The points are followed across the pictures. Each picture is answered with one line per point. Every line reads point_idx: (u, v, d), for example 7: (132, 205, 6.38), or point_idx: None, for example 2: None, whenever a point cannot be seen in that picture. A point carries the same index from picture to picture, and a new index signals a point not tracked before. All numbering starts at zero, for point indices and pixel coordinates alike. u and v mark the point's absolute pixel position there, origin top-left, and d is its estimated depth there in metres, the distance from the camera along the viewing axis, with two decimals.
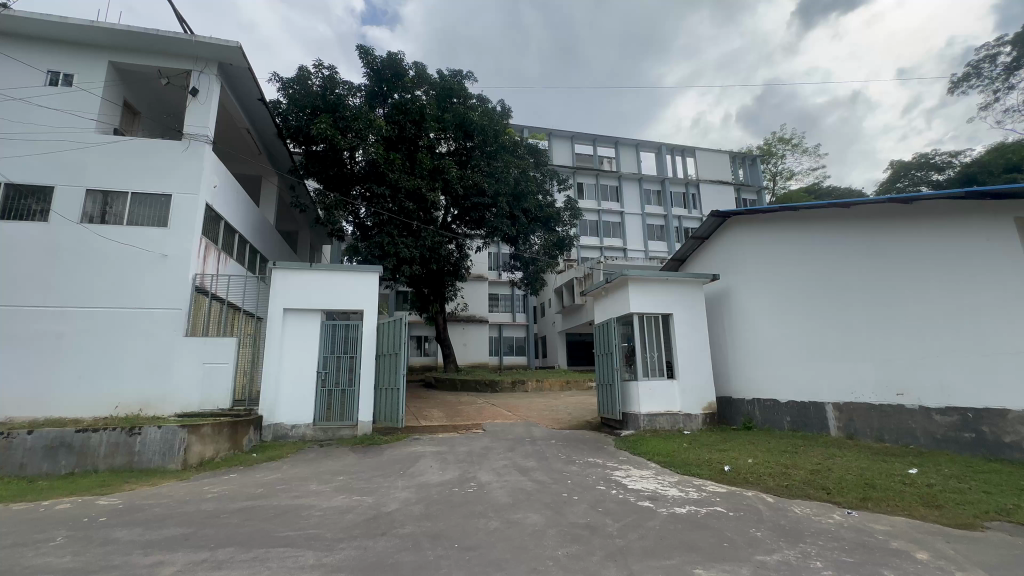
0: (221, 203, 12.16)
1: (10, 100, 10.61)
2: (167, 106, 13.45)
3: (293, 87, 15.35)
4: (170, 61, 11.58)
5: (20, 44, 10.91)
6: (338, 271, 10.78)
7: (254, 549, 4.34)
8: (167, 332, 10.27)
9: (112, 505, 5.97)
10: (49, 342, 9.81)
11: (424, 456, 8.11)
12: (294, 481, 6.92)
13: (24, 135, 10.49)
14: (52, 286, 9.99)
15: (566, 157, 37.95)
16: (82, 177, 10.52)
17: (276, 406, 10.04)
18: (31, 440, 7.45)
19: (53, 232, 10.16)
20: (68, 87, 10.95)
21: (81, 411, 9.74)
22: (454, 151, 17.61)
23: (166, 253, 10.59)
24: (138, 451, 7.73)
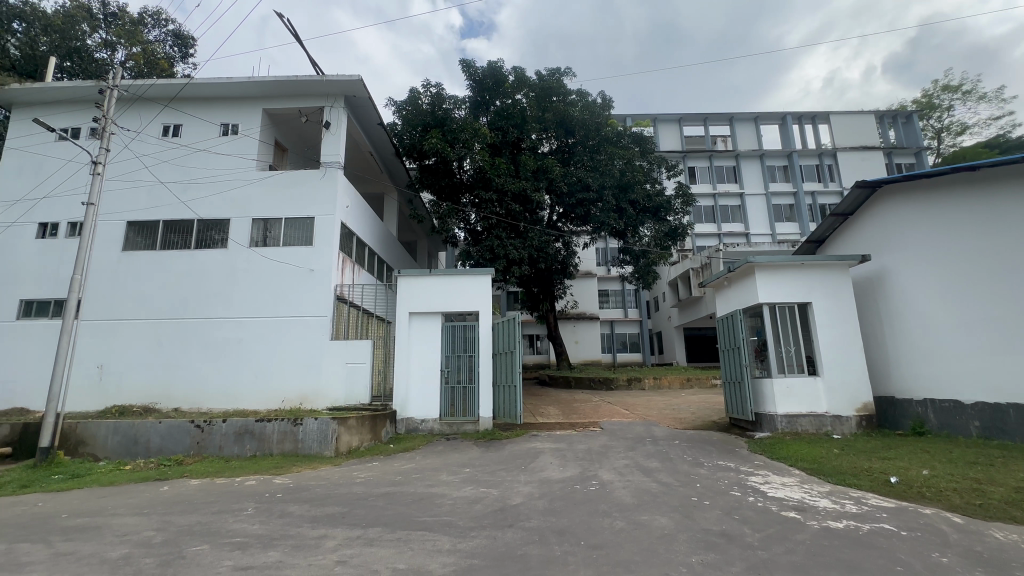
0: (353, 221, 13.69)
1: (197, 151, 13.05)
2: (307, 141, 15.50)
3: (406, 108, 16.65)
4: (307, 101, 13.33)
5: (200, 105, 13.34)
6: (455, 275, 11.45)
7: (398, 530, 4.80)
8: (317, 336, 11.84)
9: (286, 484, 7.05)
10: (233, 347, 11.90)
11: (544, 453, 8.25)
12: (427, 470, 7.51)
13: (207, 179, 12.86)
14: (232, 300, 12.13)
15: (675, 142, 35.80)
16: (250, 209, 12.62)
17: (407, 402, 10.98)
18: (225, 427, 9.08)
19: (232, 256, 12.34)
20: (235, 135, 13.17)
21: (259, 404, 11.64)
22: (556, 150, 17.77)
23: (312, 268, 12.18)
24: (301, 439, 9.01)
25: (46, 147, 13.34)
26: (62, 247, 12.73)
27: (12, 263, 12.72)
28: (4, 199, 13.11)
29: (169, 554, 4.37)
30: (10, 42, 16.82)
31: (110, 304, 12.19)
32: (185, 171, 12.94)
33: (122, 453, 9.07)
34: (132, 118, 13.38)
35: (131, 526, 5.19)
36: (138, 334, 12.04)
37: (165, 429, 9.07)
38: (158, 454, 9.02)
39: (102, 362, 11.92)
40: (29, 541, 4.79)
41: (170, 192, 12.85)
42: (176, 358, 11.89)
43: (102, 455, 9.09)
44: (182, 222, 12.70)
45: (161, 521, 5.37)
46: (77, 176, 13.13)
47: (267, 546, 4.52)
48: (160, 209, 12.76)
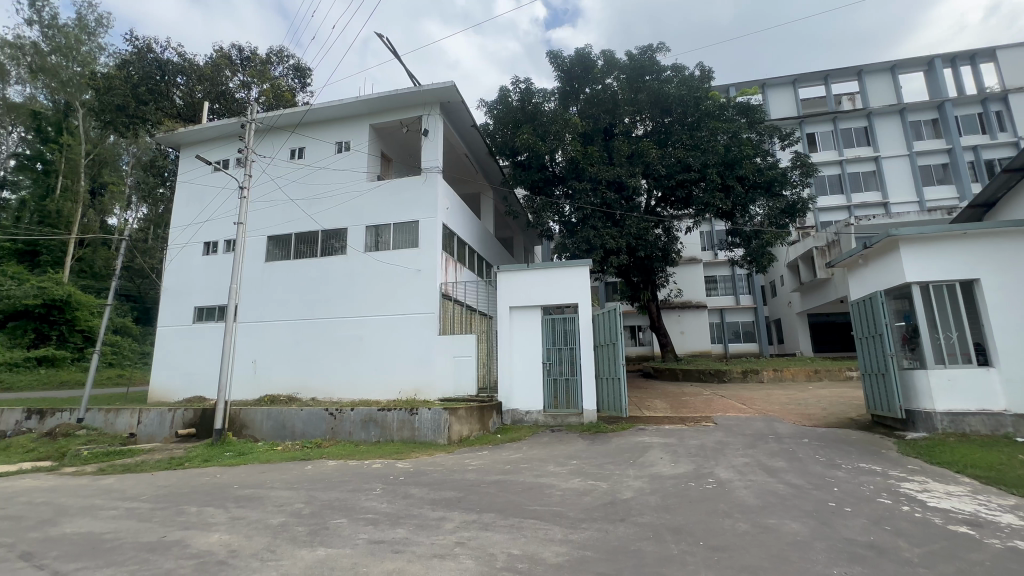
0: (454, 222, 14.40)
1: (318, 169, 14.63)
2: (409, 150, 16.56)
3: (497, 108, 16.98)
4: (407, 112, 14.22)
5: (318, 128, 14.91)
6: (552, 269, 11.49)
7: (510, 517, 4.96)
8: (427, 332, 12.65)
9: (406, 468, 7.67)
10: (356, 343, 13.19)
11: (653, 447, 7.95)
12: (534, 461, 7.65)
13: (328, 193, 14.35)
14: (353, 301, 13.43)
15: (789, 107, 32.12)
16: (363, 218, 13.86)
17: (511, 394, 11.28)
18: (353, 415, 10.11)
19: (350, 261, 13.67)
20: (348, 151, 14.50)
21: (379, 395, 12.76)
22: (652, 131, 16.98)
23: (419, 269, 13.02)
24: (417, 427, 9.72)
25: (206, 179, 15.88)
26: (221, 261, 15.11)
27: (187, 276, 15.40)
28: (179, 225, 15.91)
29: (316, 525, 4.99)
30: (176, 92, 19.73)
31: (258, 308, 14.21)
32: (309, 188, 14.57)
33: (274, 436, 10.51)
34: (267, 146, 15.38)
35: (285, 498, 6.02)
36: (280, 333, 13.87)
37: (306, 415, 10.37)
38: (301, 437, 10.33)
39: (255, 358, 13.95)
40: (213, 506, 5.79)
41: (299, 208, 14.57)
42: (311, 353, 13.49)
43: (260, 436, 10.62)
44: (309, 234, 14.36)
45: (307, 495, 6.15)
46: (230, 200, 15.47)
47: (395, 523, 4.95)
48: (292, 223, 14.53)
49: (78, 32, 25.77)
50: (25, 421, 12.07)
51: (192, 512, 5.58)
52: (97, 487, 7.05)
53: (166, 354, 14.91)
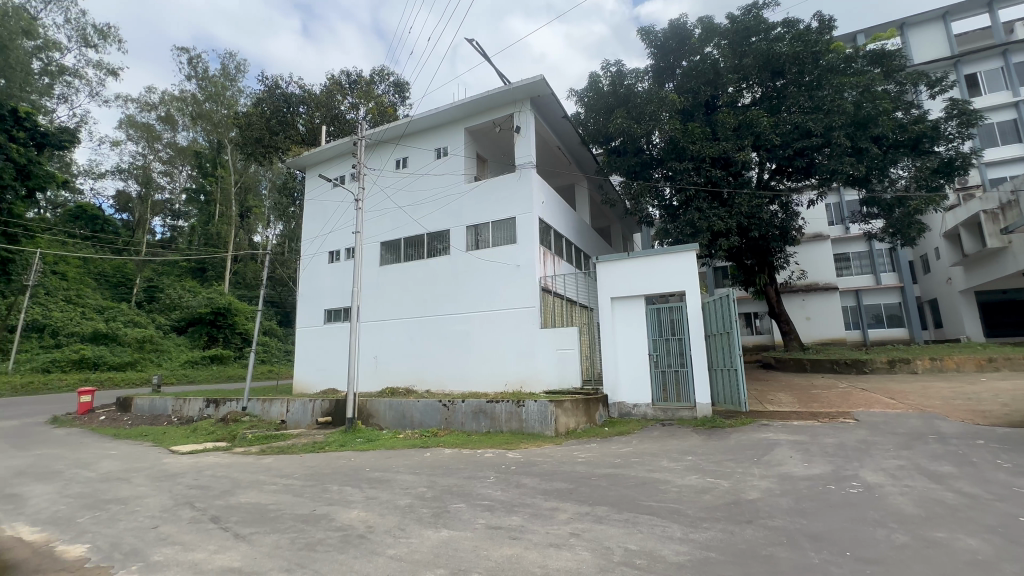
0: (550, 215, 14.44)
1: (420, 176, 15.58)
2: (502, 148, 16.94)
3: (587, 95, 16.51)
4: (499, 112, 14.53)
5: (418, 137, 15.89)
6: (655, 256, 11.01)
7: (625, 512, 4.86)
8: (529, 326, 12.87)
9: (517, 458, 7.89)
10: (463, 338, 13.88)
11: (781, 445, 7.25)
12: (646, 456, 7.41)
13: (430, 198, 15.22)
14: (458, 298, 14.12)
15: (938, 48, 27.07)
16: (463, 218, 14.48)
17: (618, 386, 11.04)
18: (464, 407, 10.65)
19: (454, 260, 14.38)
20: (446, 156, 15.23)
21: (487, 387, 13.29)
22: (762, 98, 15.41)
23: (518, 264, 13.27)
24: (524, 418, 9.95)
25: (328, 195, 17.78)
26: (344, 267, 16.81)
27: (317, 283, 17.41)
28: (308, 238, 18.04)
29: (439, 507, 5.36)
30: (299, 121, 22.28)
31: (377, 308, 15.59)
32: (414, 195, 15.58)
33: (396, 425, 11.44)
34: (376, 160, 16.77)
35: (409, 482, 6.54)
36: (396, 331, 15.08)
37: (423, 406, 11.15)
38: (419, 426, 11.13)
39: (376, 354, 15.34)
40: (351, 485, 6.51)
41: (406, 214, 15.66)
42: (424, 348, 14.48)
43: (384, 425, 11.64)
44: (416, 238, 15.38)
45: (429, 480, 6.63)
46: (347, 212, 17.13)
47: (510, 511, 5.13)
48: (401, 229, 15.68)
49: (224, 79, 30.34)
50: (205, 409, 14.56)
51: (335, 490, 6.34)
52: (261, 465, 8.30)
53: (305, 351, 17.03)
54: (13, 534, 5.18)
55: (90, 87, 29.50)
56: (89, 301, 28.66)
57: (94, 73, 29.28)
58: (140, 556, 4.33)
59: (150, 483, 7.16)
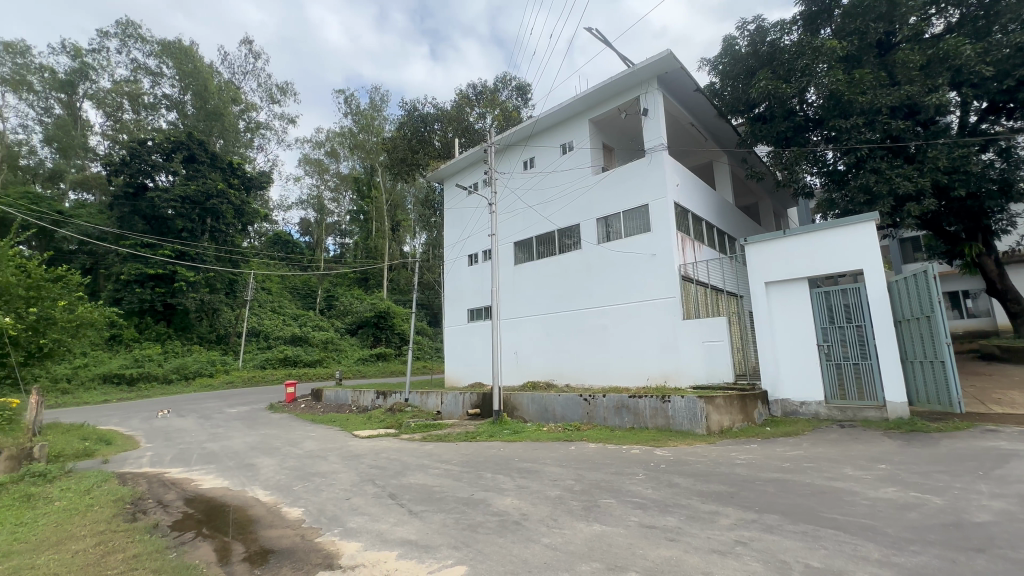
0: (686, 198, 13.47)
1: (548, 173, 15.81)
2: (629, 134, 16.31)
3: (722, 62, 15.02)
4: (624, 97, 14.01)
5: (544, 135, 16.14)
6: (819, 232, 9.54)
7: (802, 523, 4.28)
8: (669, 317, 12.19)
9: (667, 456, 7.51)
10: (599, 331, 13.74)
11: (1019, 457, 5.70)
12: (823, 461, 6.46)
13: (559, 194, 15.34)
14: (592, 292, 14.02)
15: None
16: (593, 211, 14.32)
17: (779, 382, 9.82)
18: (606, 401, 10.51)
19: (586, 254, 14.31)
20: (572, 150, 15.21)
21: (628, 381, 12.95)
22: (960, 22, 12.40)
23: (654, 253, 12.65)
24: (671, 415, 9.43)
25: (464, 202, 19.08)
26: (482, 268, 17.88)
27: (460, 286, 18.82)
28: (450, 244, 19.60)
29: (588, 501, 5.36)
30: (435, 138, 24.28)
31: (515, 305, 16.26)
32: (543, 193, 15.87)
33: (539, 418, 11.78)
34: (506, 164, 17.51)
35: (558, 474, 6.67)
36: (534, 326, 15.56)
37: (564, 400, 11.29)
38: (562, 420, 11.28)
39: (516, 349, 16.03)
40: (503, 474, 6.87)
41: (536, 213, 16.03)
42: (561, 343, 14.69)
43: (528, 418, 12.06)
44: (548, 235, 15.64)
45: (576, 473, 6.68)
46: (482, 217, 18.14)
47: (664, 510, 4.90)
48: (532, 228, 16.11)
49: (372, 111, 34.48)
50: (376, 399, 16.74)
51: (489, 477, 6.77)
52: (424, 450, 9.26)
53: (453, 348, 18.54)
54: (253, 495, 6.59)
55: (277, 135, 36.00)
56: (288, 311, 35.25)
57: (279, 123, 35.69)
58: (339, 522, 5.14)
59: (341, 462, 8.48)
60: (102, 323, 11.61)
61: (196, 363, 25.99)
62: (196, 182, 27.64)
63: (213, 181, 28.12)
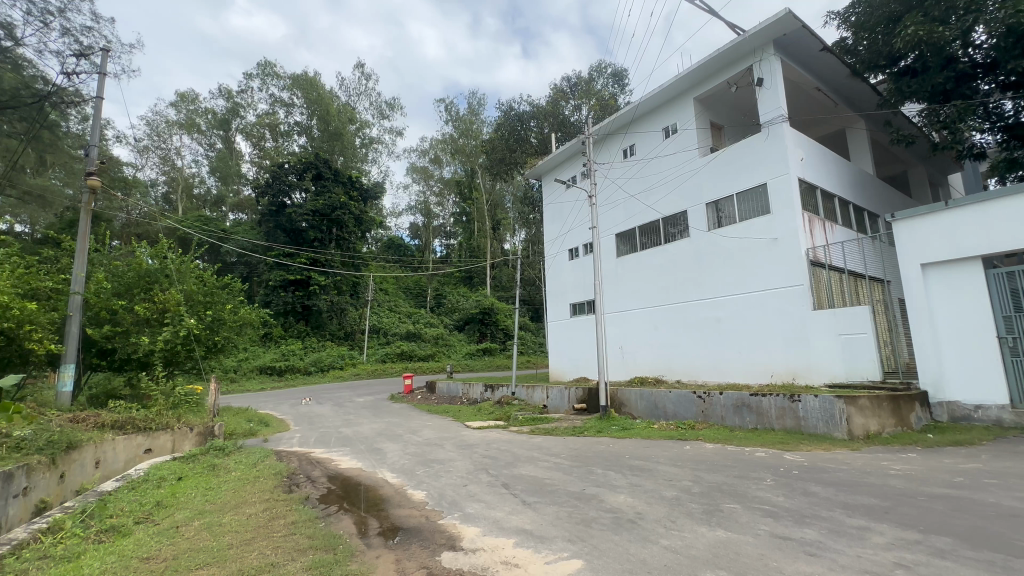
0: (814, 173, 11.98)
1: (650, 160, 15.12)
2: (742, 109, 14.95)
3: (855, 13, 12.84)
4: (734, 68, 12.86)
5: (644, 120, 15.48)
6: (996, 201, 7.91)
7: (985, 550, 3.58)
8: (797, 307, 10.96)
9: (800, 461, 6.77)
10: (713, 324, 12.82)
11: None
12: (1010, 477, 5.32)
13: (662, 181, 14.59)
14: (703, 282, 13.14)
15: None
16: (702, 195, 13.38)
17: (944, 380, 8.33)
18: (723, 399, 9.77)
19: (695, 242, 13.42)
20: (675, 133, 14.36)
21: (748, 378, 11.93)
22: None
23: (776, 236, 11.46)
24: (803, 415, 8.49)
25: (563, 196, 19.02)
26: (584, 262, 17.69)
27: (562, 280, 18.85)
28: (550, 239, 19.71)
29: (709, 505, 5.04)
30: (532, 135, 24.47)
31: (619, 298, 15.83)
32: (645, 180, 15.23)
33: (649, 414, 11.33)
34: (605, 154, 17.13)
35: (674, 474, 6.36)
36: (640, 320, 15.03)
37: (676, 397, 10.72)
38: (674, 418, 10.72)
39: (621, 343, 15.62)
40: (614, 470, 6.74)
41: (638, 202, 15.43)
42: (671, 336, 13.96)
43: (637, 414, 11.67)
44: (651, 225, 14.98)
45: (694, 474, 6.31)
46: (581, 210, 17.94)
47: (800, 521, 4.42)
48: (635, 217, 15.54)
49: (471, 115, 35.85)
50: (484, 392, 17.44)
51: (600, 473, 6.69)
52: (533, 443, 9.45)
53: (557, 343, 18.64)
54: (383, 477, 7.27)
55: (388, 148, 39.09)
56: (402, 309, 38.25)
57: (389, 137, 38.71)
58: (459, 507, 5.45)
59: (457, 450, 8.99)
60: (260, 322, 13.55)
61: (329, 357, 29.38)
62: (324, 197, 31.12)
63: (337, 195, 31.47)
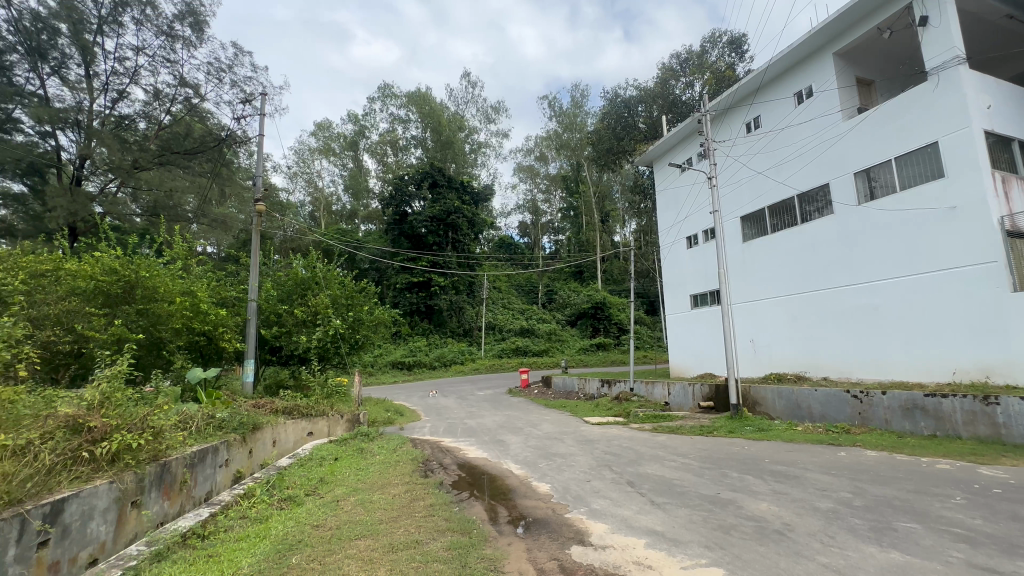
0: (1005, 123, 9.70)
1: (780, 131, 13.55)
2: (899, 57, 12.66)
3: None
4: (885, 11, 10.92)
5: (772, 87, 13.94)
6: None
7: None
8: (987, 290, 8.95)
9: (1002, 477, 5.51)
10: (869, 314, 11.05)
11: None
12: None
13: (796, 153, 12.98)
14: (853, 265, 11.39)
15: None
16: (848, 164, 11.59)
17: None
18: (887, 400, 8.40)
19: (841, 219, 11.68)
20: (811, 97, 12.68)
21: (920, 377, 10.09)
22: None
23: (954, 206, 9.47)
24: (1003, 423, 7.00)
25: (678, 181, 17.90)
26: (704, 249, 16.47)
27: (680, 270, 17.78)
28: (666, 228, 18.71)
29: (878, 522, 4.33)
30: (640, 120, 23.41)
31: (749, 288, 14.44)
32: (774, 155, 13.68)
33: (790, 415, 10.17)
34: (725, 131, 15.74)
35: (827, 484, 5.59)
36: (774, 310, 13.58)
37: (823, 396, 9.45)
38: (822, 420, 9.48)
39: (753, 337, 14.24)
40: (753, 475, 6.15)
41: (767, 179, 13.91)
42: (815, 329, 12.35)
43: (775, 414, 10.55)
44: (784, 203, 13.41)
45: (854, 485, 5.49)
46: (700, 193, 16.69)
47: (1010, 552, 3.58)
48: (763, 197, 14.04)
49: (574, 109, 35.47)
50: (601, 388, 17.15)
51: (735, 477, 6.16)
52: (656, 441, 9.05)
53: (677, 337, 17.67)
54: (507, 468, 7.54)
55: (495, 151, 40.43)
56: (515, 306, 39.39)
57: (496, 140, 40.00)
58: (585, 502, 5.42)
59: (578, 445, 8.98)
60: (391, 321, 14.88)
61: (450, 353, 31.35)
62: (440, 203, 33.26)
63: (452, 200, 33.44)
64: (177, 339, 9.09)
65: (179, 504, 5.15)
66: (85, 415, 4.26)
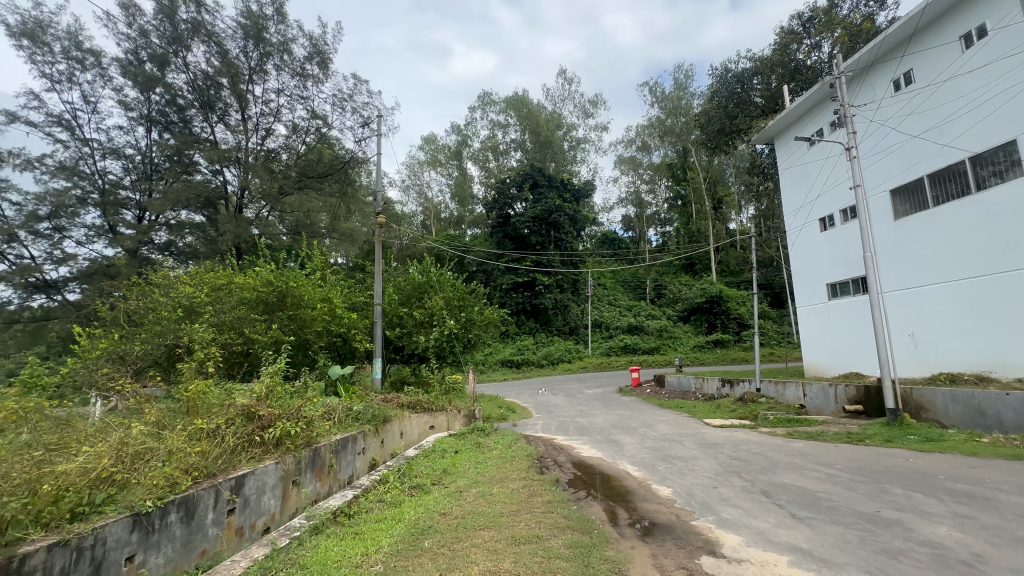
0: None
1: (941, 83, 11.39)
2: None
3: None
4: None
5: (929, 33, 11.79)
6: None
7: None
8: None
9: None
10: None
11: None
12: None
13: (965, 108, 10.79)
14: None
15: None
16: None
17: None
18: None
19: None
20: (985, 38, 10.47)
21: None
22: None
23: None
24: None
25: (806, 156, 15.93)
26: (843, 231, 14.44)
27: (813, 257, 15.80)
28: (793, 210, 16.75)
29: None
30: (756, 94, 21.29)
31: (904, 274, 12.32)
32: (934, 113, 11.53)
33: (969, 423, 8.47)
34: (865, 93, 13.64)
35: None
36: (941, 297, 11.42)
37: (1019, 402, 7.71)
38: (1018, 430, 7.74)
39: (914, 330, 12.12)
40: (923, 493, 5.21)
41: (925, 143, 11.76)
42: (1001, 319, 10.16)
43: (947, 423, 8.86)
44: (950, 169, 11.21)
45: None
46: (834, 168, 14.67)
47: None
48: (919, 164, 11.89)
49: (678, 91, 33.41)
50: (722, 388, 15.87)
51: (898, 494, 5.27)
52: (792, 448, 8.11)
53: (813, 332, 15.73)
54: (624, 469, 7.33)
55: (595, 145, 39.69)
56: (622, 302, 38.25)
57: (595, 134, 39.26)
58: (713, 510, 5.04)
59: (699, 448, 8.41)
60: (500, 320, 15.33)
61: (557, 351, 31.51)
62: (541, 203, 33.61)
63: (553, 199, 33.57)
64: (319, 340, 10.39)
65: (328, 485, 5.85)
66: (255, 405, 5.03)
